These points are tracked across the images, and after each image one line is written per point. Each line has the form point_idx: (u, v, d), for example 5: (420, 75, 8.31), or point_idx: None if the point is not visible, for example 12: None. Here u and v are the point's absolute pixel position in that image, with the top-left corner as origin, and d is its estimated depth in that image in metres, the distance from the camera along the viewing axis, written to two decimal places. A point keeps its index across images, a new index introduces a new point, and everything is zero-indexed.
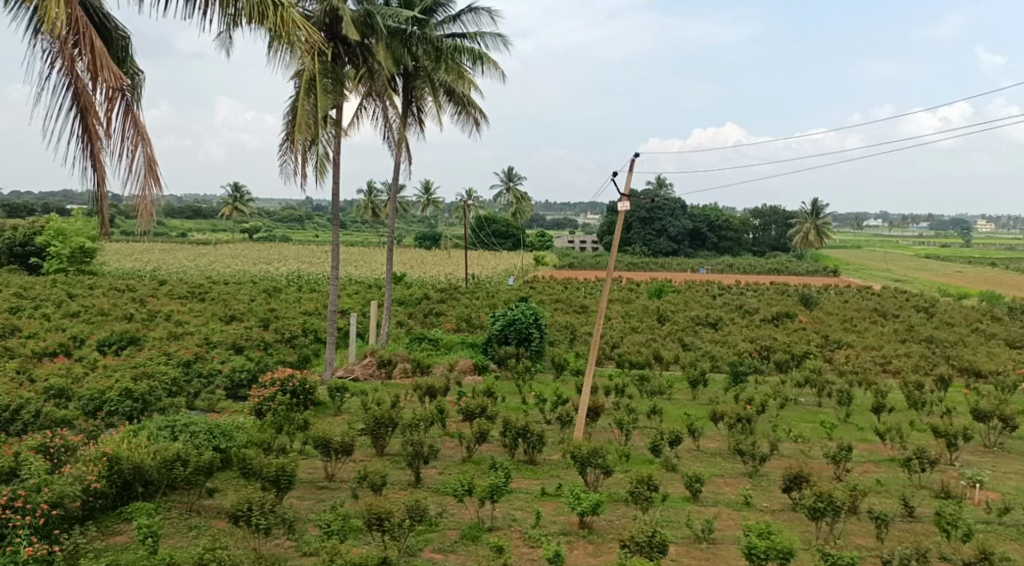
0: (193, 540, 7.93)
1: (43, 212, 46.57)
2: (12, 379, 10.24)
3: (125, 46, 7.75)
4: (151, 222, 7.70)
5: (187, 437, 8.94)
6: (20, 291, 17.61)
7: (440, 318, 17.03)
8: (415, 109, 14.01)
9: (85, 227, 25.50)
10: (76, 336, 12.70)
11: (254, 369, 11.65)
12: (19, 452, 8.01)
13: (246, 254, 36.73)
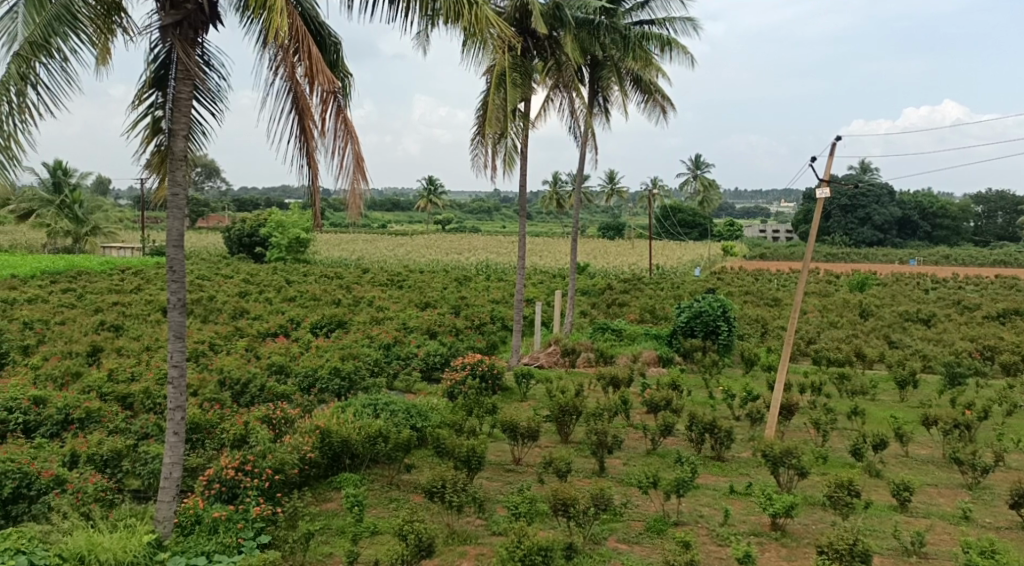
0: (394, 511, 8.50)
1: (266, 206, 52.00)
2: (242, 356, 11.49)
3: (337, 51, 8.42)
4: (359, 214, 8.26)
5: (387, 415, 9.68)
6: (248, 277, 19.66)
7: (624, 308, 16.97)
8: (601, 99, 14.00)
9: (301, 219, 27.85)
10: (293, 319, 13.94)
11: (447, 353, 12.21)
12: (247, 421, 9.11)
13: (439, 245, 38.66)
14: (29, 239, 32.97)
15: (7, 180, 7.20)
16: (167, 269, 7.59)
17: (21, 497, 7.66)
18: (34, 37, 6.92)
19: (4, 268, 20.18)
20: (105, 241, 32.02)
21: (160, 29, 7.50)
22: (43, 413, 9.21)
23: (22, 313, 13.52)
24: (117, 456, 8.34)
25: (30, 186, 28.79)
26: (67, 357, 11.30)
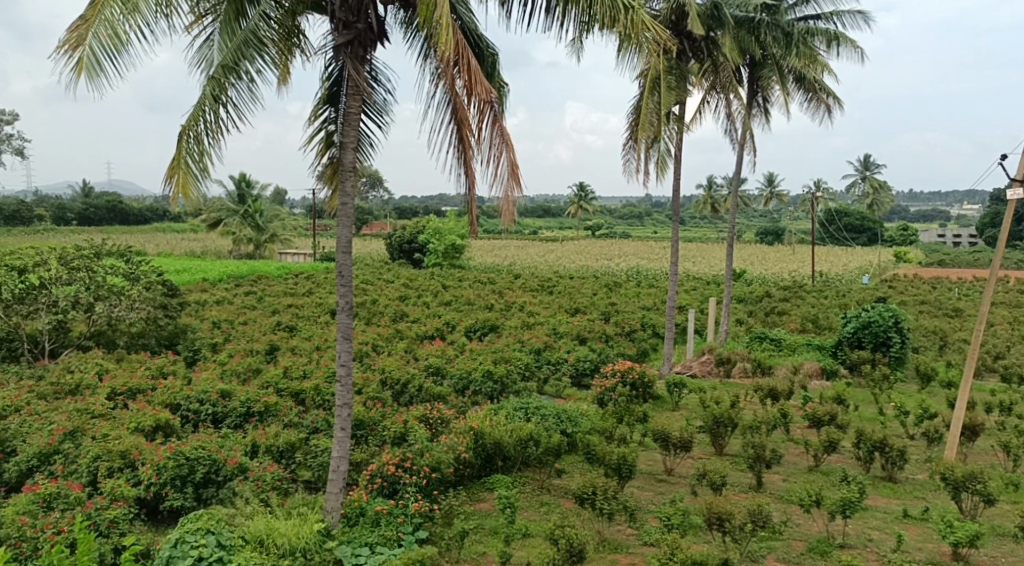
0: (545, 515, 8.57)
1: (424, 213, 54.28)
2: (401, 357, 12.04)
3: (494, 62, 8.65)
4: (512, 221, 8.41)
5: (538, 419, 9.80)
6: (408, 282, 20.58)
7: (783, 317, 16.22)
8: (760, 98, 13.48)
9: (456, 226, 28.72)
10: (449, 322, 14.42)
11: (597, 359, 12.19)
12: (406, 420, 9.55)
13: (591, 251, 38.68)
14: (218, 245, 36.13)
15: (199, 191, 7.95)
16: (336, 274, 8.08)
17: (210, 482, 8.40)
18: (225, 60, 7.59)
19: (197, 272, 22.24)
20: (281, 247, 34.51)
21: (333, 48, 8.01)
22: (229, 405, 10.09)
23: (211, 313, 14.85)
24: (291, 448, 9.11)
25: (219, 197, 31.91)
26: (248, 354, 12.28)
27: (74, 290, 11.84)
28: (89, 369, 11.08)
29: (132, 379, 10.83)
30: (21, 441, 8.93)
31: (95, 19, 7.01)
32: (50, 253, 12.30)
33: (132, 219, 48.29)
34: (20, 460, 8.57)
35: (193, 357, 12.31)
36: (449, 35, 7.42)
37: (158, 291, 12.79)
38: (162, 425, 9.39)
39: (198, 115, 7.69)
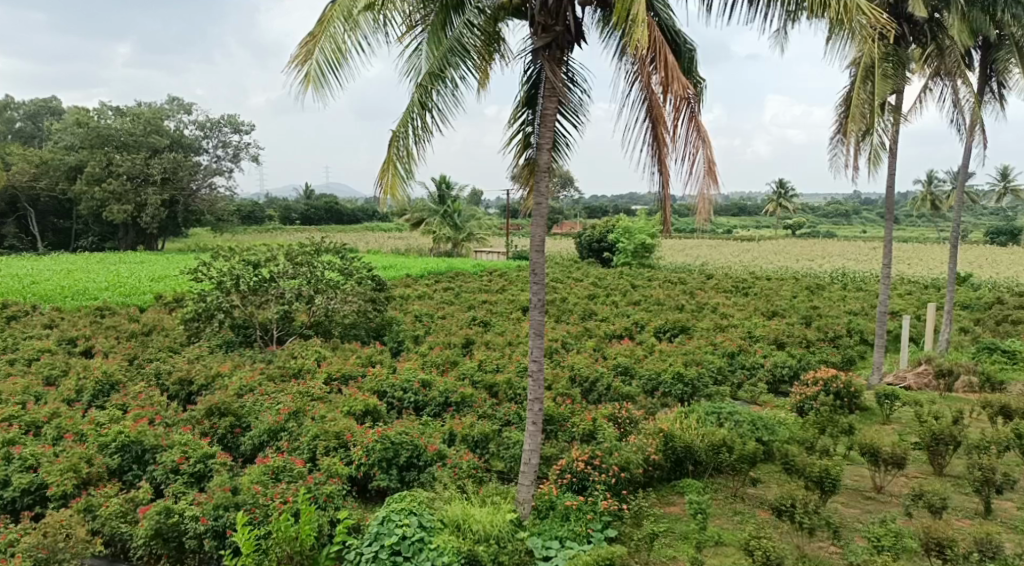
0: (739, 525, 8.26)
1: (615, 212, 54.30)
2: (591, 355, 12.13)
3: (693, 57, 8.45)
4: (707, 219, 8.18)
5: (732, 425, 9.47)
6: (598, 280, 20.67)
7: (1019, 326, 14.47)
8: (994, 84, 12.21)
9: (647, 224, 28.40)
10: (638, 322, 14.29)
11: (796, 366, 11.59)
12: (595, 418, 9.62)
13: (790, 251, 36.73)
14: (419, 244, 38.34)
15: (406, 192, 8.49)
16: (529, 272, 8.29)
17: (412, 465, 9.09)
18: (433, 68, 8.05)
19: (402, 269, 23.73)
20: (476, 245, 35.82)
21: (532, 52, 8.20)
22: (429, 395, 10.73)
23: (413, 307, 15.76)
24: (486, 439, 9.57)
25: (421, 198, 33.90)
26: (447, 347, 12.91)
27: (297, 283, 13.08)
28: (310, 355, 12.18)
29: (345, 365, 11.80)
30: (254, 417, 10.01)
31: (322, 35, 7.68)
32: (279, 250, 13.63)
33: (345, 219, 52.37)
34: (253, 435, 9.61)
35: (397, 348, 13.17)
36: (646, 32, 7.33)
37: (368, 285, 13.77)
38: (370, 410, 10.18)
39: (406, 121, 8.19)
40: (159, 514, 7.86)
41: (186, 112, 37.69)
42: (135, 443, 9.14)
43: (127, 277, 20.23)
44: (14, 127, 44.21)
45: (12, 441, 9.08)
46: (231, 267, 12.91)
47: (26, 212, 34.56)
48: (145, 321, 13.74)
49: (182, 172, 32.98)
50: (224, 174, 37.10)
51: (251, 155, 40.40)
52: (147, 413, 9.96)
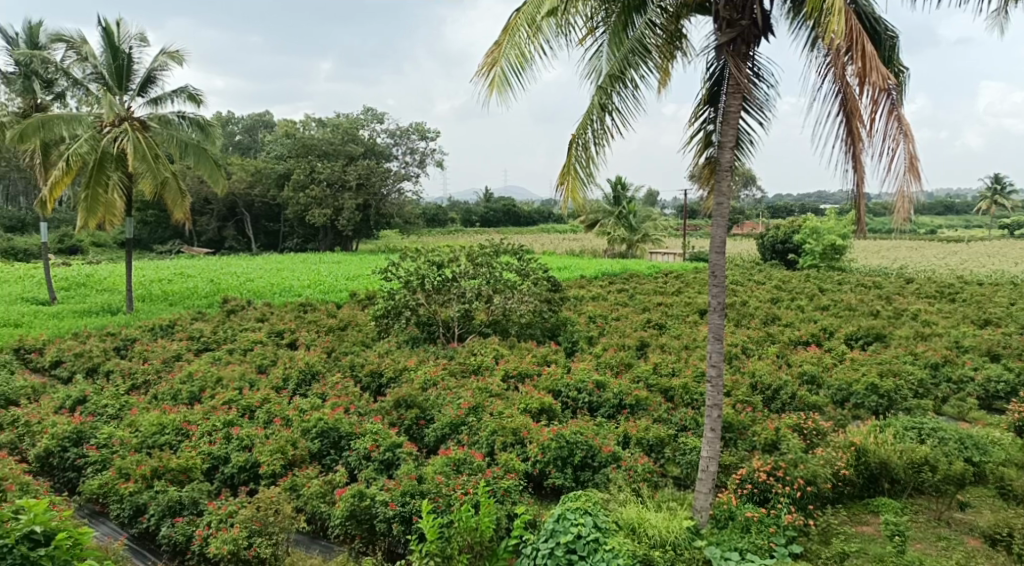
0: (944, 551, 7.59)
1: (801, 211, 51.61)
2: (774, 361, 11.62)
3: (894, 45, 7.86)
4: (907, 219, 7.57)
5: (936, 442, 8.76)
6: (781, 283, 19.74)
7: None
8: None
9: (837, 225, 26.73)
10: (827, 328, 13.49)
11: (1014, 381, 10.45)
12: (779, 427, 9.22)
13: (1006, 254, 33.03)
14: (594, 245, 38.45)
15: (585, 194, 8.57)
16: (708, 274, 8.07)
17: (587, 466, 9.17)
18: (613, 69, 8.09)
19: (577, 270, 23.96)
20: (652, 246, 35.28)
21: (716, 48, 7.99)
22: (603, 396, 10.76)
23: (588, 308, 15.86)
24: (661, 443, 9.47)
25: (597, 199, 34.10)
26: (622, 349, 12.84)
27: (478, 283, 13.57)
28: (488, 353, 12.60)
29: (522, 363, 12.07)
30: (437, 410, 10.51)
31: (507, 42, 7.94)
32: (461, 251, 14.17)
33: (523, 220, 53.55)
34: (437, 427, 10.10)
35: (572, 348, 13.32)
36: (842, 21, 6.92)
37: (544, 286, 13.98)
38: (546, 408, 10.37)
39: (586, 124, 8.27)
40: (353, 497, 8.46)
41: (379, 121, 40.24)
42: (333, 430, 9.93)
43: (326, 275, 21.98)
44: (235, 139, 49.37)
45: (230, 422, 10.15)
46: (417, 267, 13.64)
47: (243, 216, 38.47)
48: (342, 317, 14.82)
49: (374, 178, 34.89)
50: (411, 179, 39.23)
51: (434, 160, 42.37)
52: (343, 403, 10.76)
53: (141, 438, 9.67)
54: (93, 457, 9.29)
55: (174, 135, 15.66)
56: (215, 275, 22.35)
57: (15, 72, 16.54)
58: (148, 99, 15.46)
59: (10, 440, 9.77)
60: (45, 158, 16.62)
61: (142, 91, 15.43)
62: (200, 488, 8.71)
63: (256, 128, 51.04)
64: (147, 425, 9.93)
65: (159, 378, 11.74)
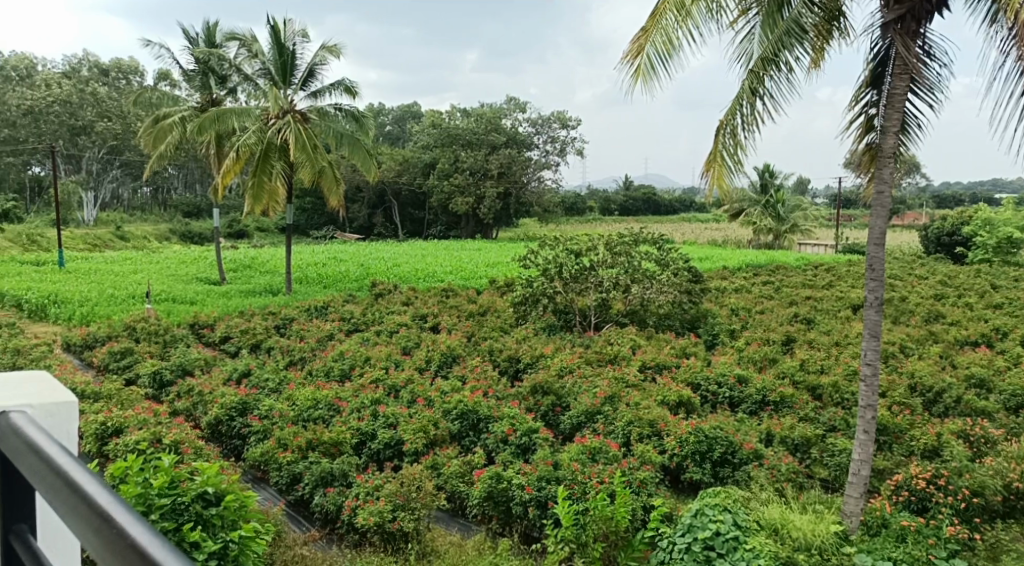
0: None
1: (971, 200, 47.50)
2: (936, 362, 10.84)
3: None
4: None
5: None
6: (948, 279, 18.33)
7: None
8: None
9: (1014, 216, 24.41)
10: (999, 329, 12.40)
11: None
12: (941, 433, 8.60)
13: None
14: (739, 234, 37.12)
15: (732, 182, 8.30)
16: (866, 268, 7.60)
17: (727, 462, 8.92)
18: (766, 52, 7.78)
19: (719, 260, 23.32)
20: (802, 237, 34.01)
21: (882, 26, 7.48)
22: (745, 391, 10.42)
23: (730, 300, 15.39)
24: (807, 443, 9.07)
25: (744, 188, 33.32)
26: (766, 343, 12.37)
27: (616, 272, 13.52)
28: (625, 343, 12.50)
29: (660, 355, 11.89)
30: (573, 398, 10.57)
31: (654, 28, 7.79)
32: (600, 239, 14.12)
33: (663, 209, 52.59)
34: (573, 415, 10.14)
35: (713, 340, 12.99)
36: None
37: (684, 277, 13.70)
38: (684, 401, 10.18)
39: (735, 110, 8.01)
40: (491, 479, 8.66)
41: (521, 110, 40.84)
42: (472, 412, 10.26)
43: (467, 262, 22.56)
44: (384, 130, 51.65)
45: (377, 400, 10.66)
46: (556, 255, 13.84)
47: (390, 204, 40.21)
48: (481, 303, 15.17)
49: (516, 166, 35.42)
50: (551, 167, 39.51)
51: (572, 149, 42.41)
52: (482, 386, 11.03)
53: (298, 411, 10.33)
54: (256, 427, 10.01)
55: (331, 127, 16.56)
56: (365, 260, 23.48)
57: (195, 69, 18.11)
58: (308, 92, 16.41)
59: (186, 407, 10.72)
60: (218, 148, 18.01)
61: (304, 85, 16.38)
62: (349, 462, 9.20)
63: (405, 120, 53.18)
64: (303, 399, 10.62)
65: (314, 355, 12.50)
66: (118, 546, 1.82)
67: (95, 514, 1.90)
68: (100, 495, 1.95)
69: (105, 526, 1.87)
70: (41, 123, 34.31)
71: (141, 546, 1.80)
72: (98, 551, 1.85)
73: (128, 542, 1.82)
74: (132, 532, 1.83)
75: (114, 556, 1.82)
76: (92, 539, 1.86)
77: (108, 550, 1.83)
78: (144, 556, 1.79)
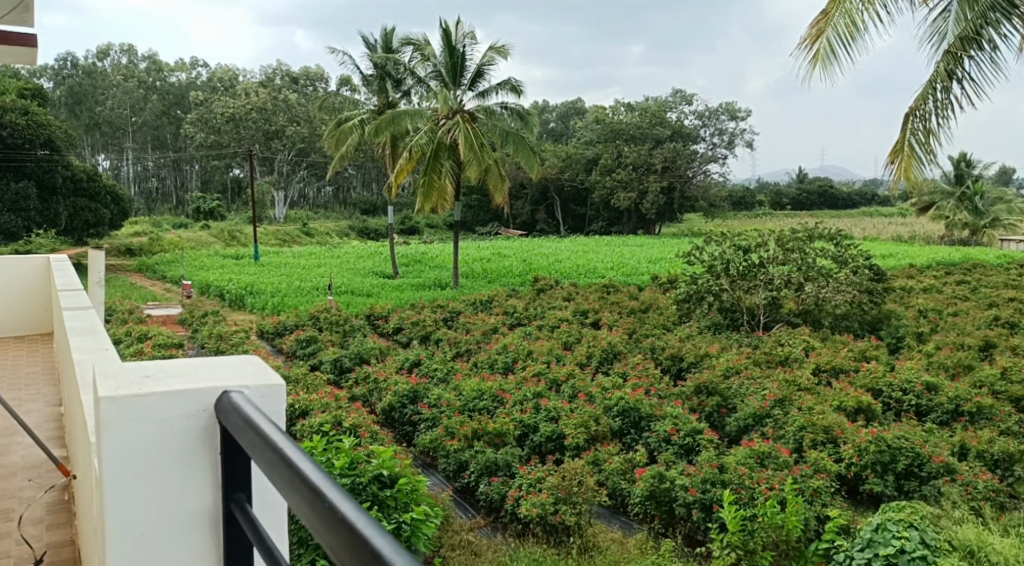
0: None
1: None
2: None
3: None
4: None
5: None
6: None
7: None
8: None
9: None
10: None
11: None
12: None
13: None
14: (927, 230, 34.23)
15: (923, 174, 7.64)
16: None
17: (913, 475, 8.26)
18: (965, 31, 7.11)
19: (905, 258, 21.66)
20: (1004, 233, 30.82)
21: None
22: (935, 399, 9.60)
23: (918, 301, 14.26)
24: (1009, 459, 8.23)
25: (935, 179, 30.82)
26: (960, 348, 11.34)
27: (788, 270, 12.94)
28: (798, 343, 11.89)
29: (837, 358, 11.20)
30: (739, 400, 10.19)
31: (835, 11, 7.35)
32: (771, 235, 13.54)
33: (841, 203, 49.54)
34: (739, 417, 9.77)
35: (897, 344, 12.09)
36: None
37: (865, 275, 12.86)
38: (863, 408, 9.53)
39: (927, 94, 7.39)
40: (653, 478, 8.50)
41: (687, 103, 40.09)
42: (634, 410, 10.18)
43: (629, 258, 22.35)
44: (548, 127, 52.43)
45: (539, 394, 10.82)
46: (723, 252, 13.49)
47: (553, 200, 40.72)
48: (644, 299, 15.01)
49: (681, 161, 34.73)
50: (716, 161, 38.40)
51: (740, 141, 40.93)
52: (644, 384, 10.90)
53: (463, 401, 10.67)
54: (426, 415, 10.45)
55: (497, 125, 16.99)
56: (527, 255, 23.88)
57: (373, 74, 19.21)
58: (476, 92, 16.90)
59: (363, 393, 11.39)
60: (392, 149, 19.00)
61: (472, 86, 16.85)
62: (512, 453, 9.40)
63: (569, 117, 53.72)
64: (468, 390, 10.97)
65: (479, 348, 12.88)
66: (331, 521, 1.65)
67: (307, 489, 1.75)
68: (313, 472, 1.79)
69: (317, 499, 1.70)
70: (241, 129, 37.54)
71: (351, 519, 1.61)
72: (312, 523, 1.69)
73: (337, 516, 1.64)
74: (342, 505, 1.66)
75: (326, 531, 1.64)
76: (306, 512, 1.71)
77: (321, 524, 1.66)
78: (354, 533, 1.59)
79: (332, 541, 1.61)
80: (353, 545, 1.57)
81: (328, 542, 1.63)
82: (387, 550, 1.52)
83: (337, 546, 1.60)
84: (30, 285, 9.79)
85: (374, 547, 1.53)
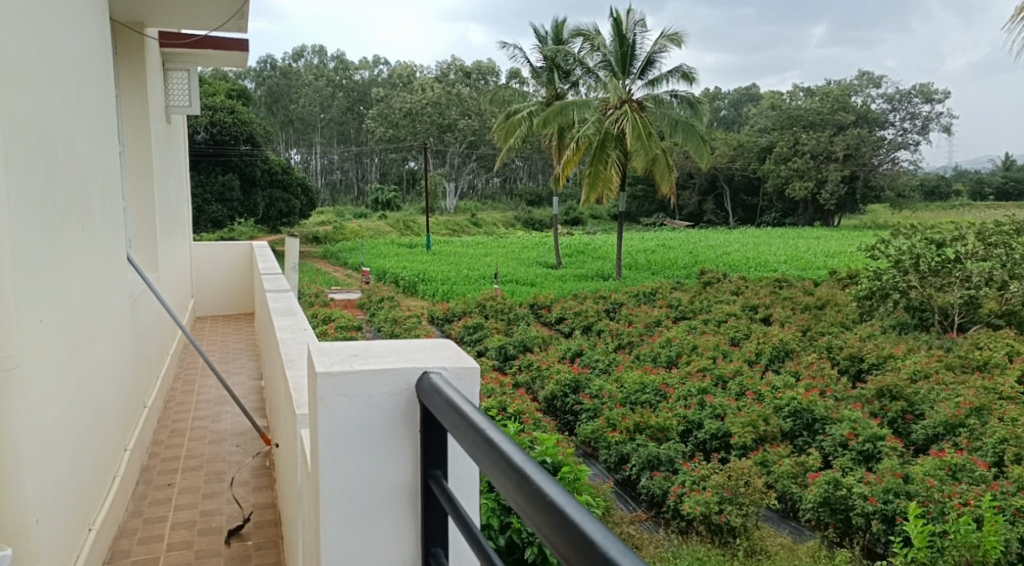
0: None
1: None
2: None
3: None
4: None
5: None
6: None
7: None
8: None
9: None
10: None
11: None
12: None
13: None
14: None
15: None
16: None
17: None
18: None
19: None
20: None
21: None
22: None
23: None
24: None
25: None
26: None
27: (990, 266, 11.70)
28: (999, 347, 10.79)
29: None
30: (928, 406, 9.42)
31: None
32: (970, 227, 12.39)
33: None
34: (928, 425, 9.04)
35: None
36: None
37: None
38: None
39: None
40: (828, 484, 8.00)
41: (874, 86, 37.51)
42: (807, 411, 9.67)
43: (804, 252, 21.17)
44: (719, 115, 50.84)
45: (704, 390, 10.52)
46: (912, 245, 12.53)
47: (722, 190, 39.46)
48: (820, 296, 14.23)
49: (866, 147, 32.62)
50: (907, 146, 35.57)
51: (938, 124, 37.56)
52: (819, 384, 10.33)
53: (626, 393, 10.59)
54: (587, 405, 10.46)
55: (666, 114, 16.70)
56: (694, 247, 23.28)
57: (543, 67, 19.53)
58: (646, 81, 16.71)
59: (526, 380, 11.56)
60: (559, 140, 19.16)
61: (642, 75, 16.67)
62: (675, 448, 9.20)
63: (740, 104, 51.77)
64: (631, 382, 10.87)
65: (642, 340, 12.73)
66: (536, 503, 1.62)
67: (512, 470, 1.73)
68: (517, 454, 1.77)
69: (523, 481, 1.68)
70: (417, 123, 39.49)
71: (559, 503, 1.58)
72: (520, 504, 1.67)
73: (544, 498, 1.61)
74: (549, 488, 1.63)
75: (534, 512, 1.61)
76: (513, 493, 1.69)
77: (527, 504, 1.64)
78: (562, 515, 1.56)
79: (539, 522, 1.58)
80: (563, 528, 1.53)
81: (536, 524, 1.60)
82: (600, 538, 1.47)
83: (545, 528, 1.57)
84: (233, 269, 10.76)
85: (586, 532, 1.49)
